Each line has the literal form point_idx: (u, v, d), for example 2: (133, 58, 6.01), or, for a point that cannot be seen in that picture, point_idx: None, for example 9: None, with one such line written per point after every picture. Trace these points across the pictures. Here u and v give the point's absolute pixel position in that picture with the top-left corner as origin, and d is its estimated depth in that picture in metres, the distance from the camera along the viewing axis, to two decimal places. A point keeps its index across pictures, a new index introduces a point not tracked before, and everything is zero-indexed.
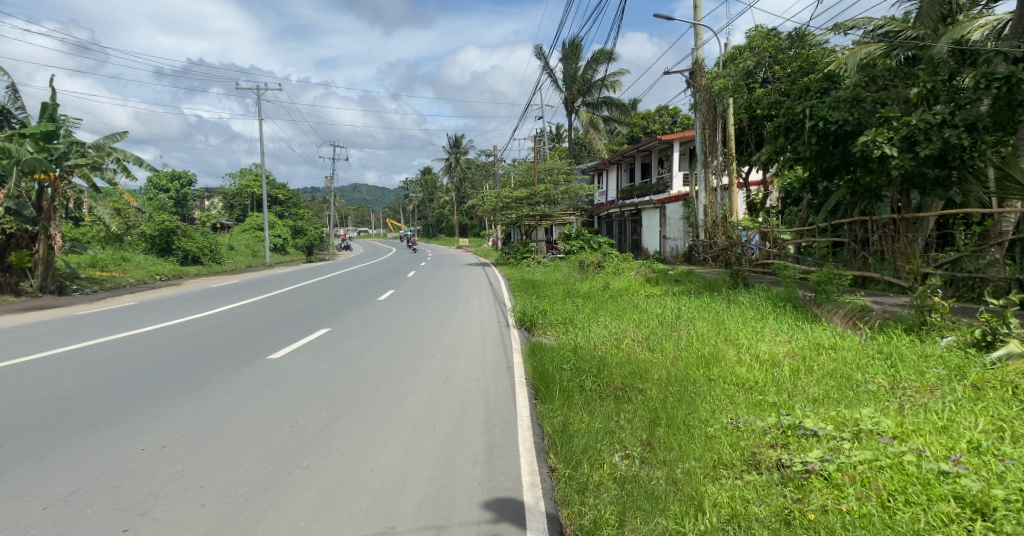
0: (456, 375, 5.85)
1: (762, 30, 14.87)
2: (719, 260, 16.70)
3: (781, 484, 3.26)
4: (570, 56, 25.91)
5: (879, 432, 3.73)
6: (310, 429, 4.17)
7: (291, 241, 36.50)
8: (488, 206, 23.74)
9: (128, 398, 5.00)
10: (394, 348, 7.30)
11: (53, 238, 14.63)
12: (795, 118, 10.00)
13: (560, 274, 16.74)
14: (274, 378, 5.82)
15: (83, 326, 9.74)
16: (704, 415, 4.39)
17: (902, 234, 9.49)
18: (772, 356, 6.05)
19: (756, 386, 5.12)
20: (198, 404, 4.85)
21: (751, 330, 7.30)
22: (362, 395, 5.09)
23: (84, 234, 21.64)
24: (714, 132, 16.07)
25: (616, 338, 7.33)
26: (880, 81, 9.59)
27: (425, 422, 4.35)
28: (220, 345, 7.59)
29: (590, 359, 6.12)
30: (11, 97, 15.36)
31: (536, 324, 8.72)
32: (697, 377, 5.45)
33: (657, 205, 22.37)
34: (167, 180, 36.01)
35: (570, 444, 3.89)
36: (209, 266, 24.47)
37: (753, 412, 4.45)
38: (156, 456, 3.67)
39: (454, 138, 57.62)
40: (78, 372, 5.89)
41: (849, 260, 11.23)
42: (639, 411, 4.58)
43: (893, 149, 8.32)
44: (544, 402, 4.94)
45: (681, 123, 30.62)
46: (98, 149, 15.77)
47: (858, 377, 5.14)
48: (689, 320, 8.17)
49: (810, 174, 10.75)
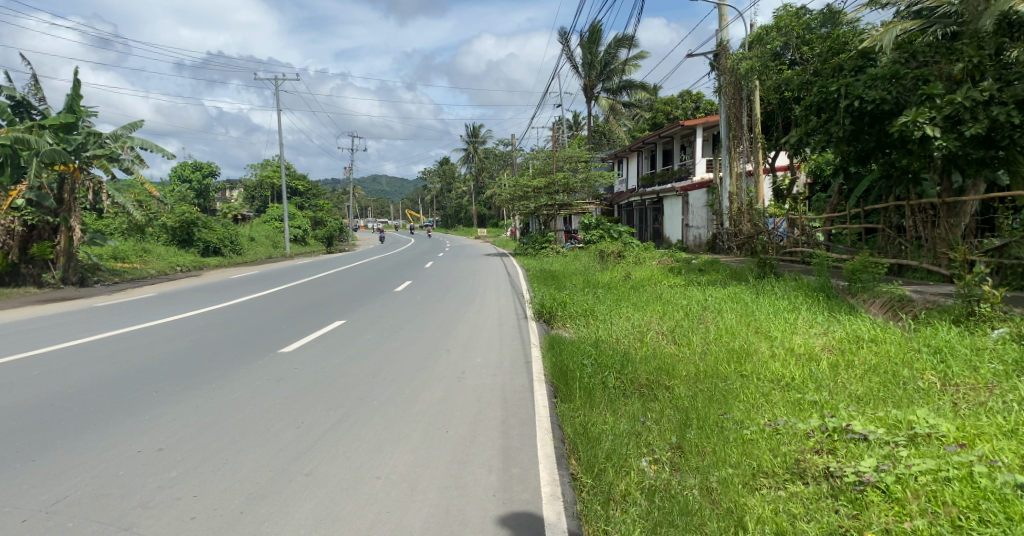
0: (472, 371, 5.59)
1: (790, 9, 14.28)
2: (744, 249, 16.20)
3: (831, 497, 2.93)
4: (589, 41, 25.42)
5: (939, 437, 3.36)
6: (316, 430, 3.96)
7: (311, 232, 36.59)
8: (507, 195, 23.38)
9: (132, 394, 4.83)
10: (409, 341, 7.08)
11: (73, 229, 14.62)
12: (828, 97, 9.44)
13: (579, 264, 16.35)
14: (283, 373, 5.62)
15: (98, 318, 9.63)
16: (737, 416, 4.05)
17: (943, 221, 8.97)
18: (807, 351, 5.65)
19: (791, 383, 4.75)
20: (202, 402, 4.65)
21: (784, 321, 6.92)
22: (373, 392, 4.86)
23: (107, 226, 21.85)
24: (740, 115, 15.55)
25: (638, 330, 7.01)
26: (921, 56, 8.94)
27: (438, 422, 4.10)
28: (231, 337, 7.44)
29: (613, 353, 5.80)
30: (33, 89, 15.46)
31: (555, 316, 8.44)
32: (729, 373, 5.12)
33: (680, 192, 21.74)
34: (189, 171, 36.41)
35: (593, 446, 3.61)
36: (229, 258, 24.56)
37: (792, 413, 4.08)
38: (149, 460, 3.45)
39: (472, 127, 57.17)
40: (84, 367, 5.74)
41: (884, 247, 10.75)
42: (667, 411, 4.28)
43: (936, 129, 7.76)
44: (563, 402, 4.63)
45: (704, 109, 29.94)
46: (117, 140, 15.76)
47: (906, 372, 4.76)
48: (716, 311, 7.80)
49: (842, 158, 10.22)
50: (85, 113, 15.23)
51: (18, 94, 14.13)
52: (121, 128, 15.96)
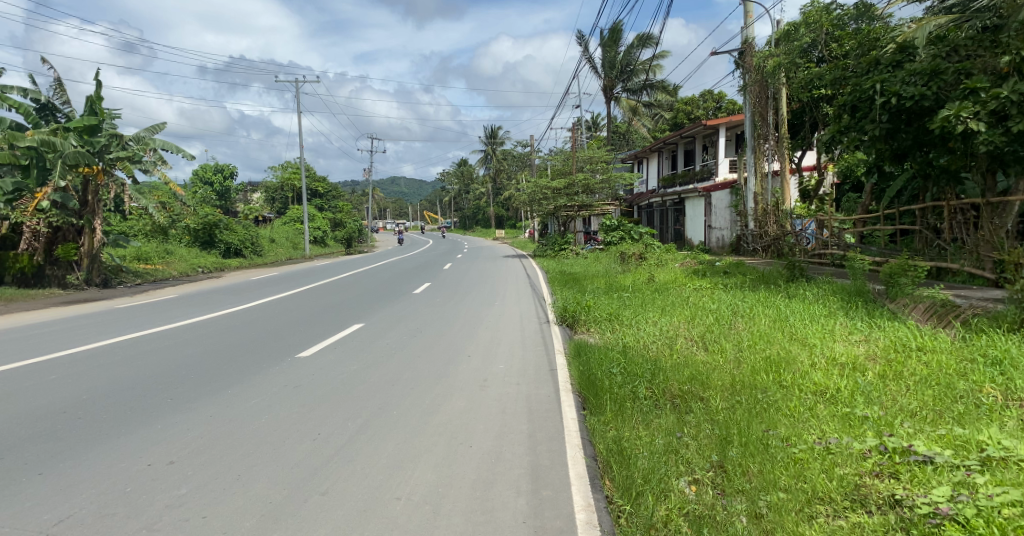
0: (494, 379, 5.38)
1: (819, 4, 13.86)
2: (770, 251, 15.76)
3: (901, 531, 2.66)
4: (610, 41, 25.11)
5: (1016, 462, 3.06)
6: (334, 443, 3.79)
7: (330, 234, 36.74)
8: (526, 196, 23.15)
9: (146, 402, 4.69)
10: (427, 346, 6.90)
11: (96, 231, 14.77)
12: (863, 94, 9.02)
13: (600, 266, 16.06)
14: (300, 380, 5.45)
15: (118, 320, 9.59)
16: (783, 432, 3.77)
17: (987, 222, 8.53)
18: (849, 360, 5.32)
19: (836, 395, 4.45)
20: (216, 410, 4.50)
21: (821, 328, 6.58)
22: (392, 401, 4.68)
23: (130, 227, 22.10)
24: (766, 114, 15.14)
25: (667, 336, 6.73)
26: (964, 50, 8.51)
27: (461, 436, 3.89)
28: (248, 341, 7.31)
29: (643, 361, 5.53)
30: (58, 92, 15.61)
31: (578, 320, 8.18)
32: (767, 383, 4.83)
33: (703, 193, 21.30)
34: (210, 173, 36.82)
35: (629, 465, 3.39)
36: (249, 259, 24.68)
37: (842, 428, 3.80)
38: (159, 475, 3.29)
39: (490, 128, 57.03)
40: (100, 372, 5.63)
41: (922, 250, 10.30)
42: (706, 426, 4.02)
43: (980, 124, 7.33)
44: (593, 414, 4.39)
45: (727, 108, 29.43)
46: (139, 142, 15.83)
47: (962, 385, 4.43)
48: (748, 316, 7.48)
49: (877, 158, 9.81)
50: (108, 116, 15.34)
51: (44, 97, 14.28)
52: (144, 130, 16.02)
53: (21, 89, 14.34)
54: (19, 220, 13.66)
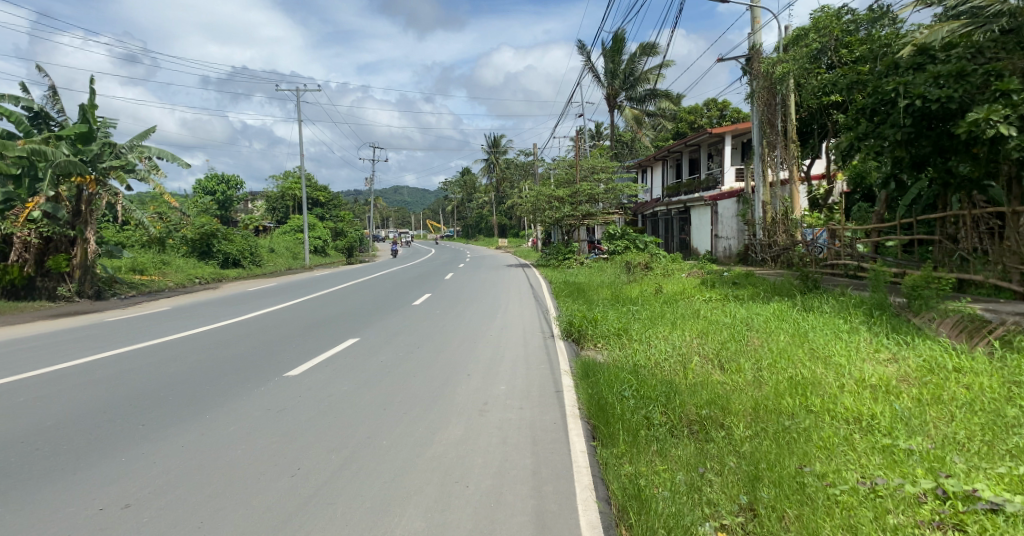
0: (495, 402, 4.98)
1: (829, 10, 13.57)
2: (779, 261, 15.29)
3: None
4: (612, 49, 24.86)
5: None
6: (313, 481, 3.43)
7: (331, 243, 36.36)
8: (528, 205, 22.77)
9: (115, 429, 4.33)
10: (425, 363, 6.49)
11: (89, 240, 14.36)
12: (884, 97, 8.57)
13: (605, 276, 15.67)
14: (286, 402, 5.07)
15: (105, 334, 9.20)
16: (819, 469, 3.33)
17: (1012, 233, 8.08)
18: (881, 382, 4.87)
19: (872, 424, 4.01)
20: (191, 439, 4.14)
21: (845, 344, 6.15)
22: (384, 428, 4.30)
23: (127, 238, 21.73)
24: (775, 120, 14.74)
25: (679, 353, 6.31)
26: (988, 52, 8.14)
27: (457, 473, 3.51)
28: (235, 357, 6.92)
29: (656, 383, 5.09)
30: (50, 99, 15.34)
31: (585, 336, 7.78)
32: (794, 409, 4.40)
33: (708, 202, 20.90)
34: (211, 183, 36.54)
35: (650, 511, 2.97)
36: (248, 270, 24.28)
37: (888, 462, 3.37)
38: (111, 523, 2.97)
39: (493, 138, 56.84)
40: (72, 393, 5.25)
41: (941, 261, 9.85)
42: (733, 460, 3.58)
43: (1011, 128, 6.96)
44: (604, 446, 3.96)
45: (732, 117, 29.15)
46: (132, 150, 15.46)
47: (1014, 413, 3.98)
48: (763, 331, 7.07)
49: (895, 165, 9.40)
50: (102, 125, 15.08)
51: (36, 105, 13.97)
52: (138, 138, 15.68)
53: (13, 97, 14.06)
54: (8, 231, 13.30)
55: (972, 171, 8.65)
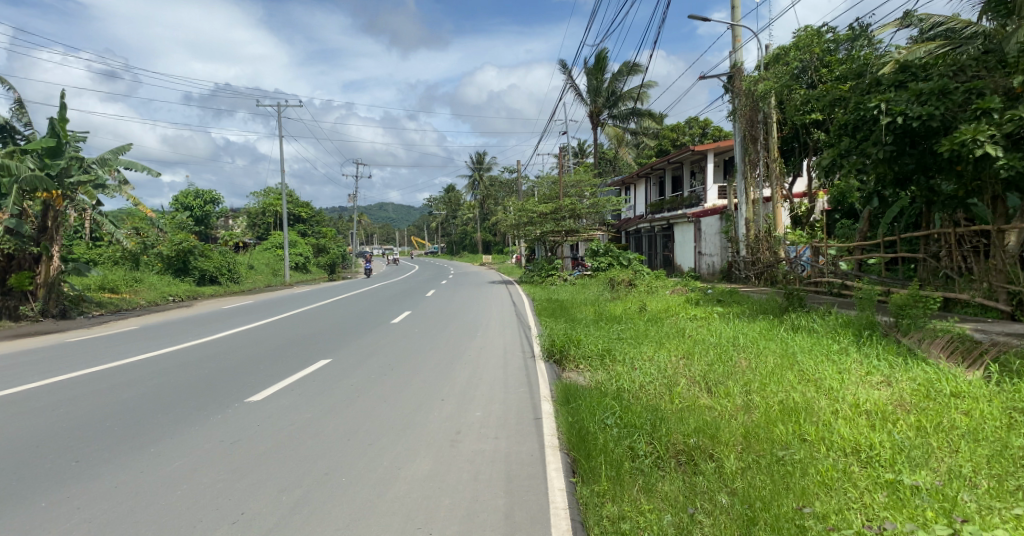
0: (469, 431, 4.62)
1: (810, 29, 13.56)
2: (764, 278, 15.15)
3: None
4: (596, 66, 24.86)
5: None
6: (257, 529, 3.07)
7: (312, 260, 35.73)
8: (512, 221, 22.50)
9: (44, 467, 3.92)
10: (398, 387, 6.12)
11: (54, 257, 13.85)
12: (865, 115, 8.43)
13: (589, 293, 15.41)
14: (243, 432, 4.68)
15: (61, 356, 8.67)
16: (819, 509, 3.05)
17: (998, 251, 7.95)
18: (877, 408, 4.60)
19: (872, 456, 3.73)
20: (128, 477, 3.74)
21: (835, 366, 5.91)
22: (345, 463, 3.94)
23: (98, 254, 20.99)
24: (757, 138, 14.66)
25: (664, 375, 6.00)
26: (970, 70, 8.02)
27: (421, 517, 3.17)
28: (194, 381, 6.48)
29: (641, 409, 4.77)
30: (17, 113, 14.79)
31: (567, 357, 7.45)
32: (788, 438, 4.10)
33: (692, 219, 20.80)
34: (189, 198, 35.80)
35: None
36: (226, 287, 23.63)
37: (893, 503, 3.09)
38: None
39: (477, 154, 56.82)
40: (7, 425, 4.82)
41: (926, 278, 9.72)
42: (725, 497, 3.28)
43: (998, 148, 6.84)
44: (585, 483, 3.63)
45: (714, 134, 29.30)
46: (103, 165, 14.90)
47: (1019, 444, 3.74)
48: (751, 351, 6.82)
49: (878, 182, 9.28)
50: (72, 138, 14.56)
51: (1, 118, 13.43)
52: (109, 152, 15.15)
53: None
54: None
55: (956, 190, 8.56)
